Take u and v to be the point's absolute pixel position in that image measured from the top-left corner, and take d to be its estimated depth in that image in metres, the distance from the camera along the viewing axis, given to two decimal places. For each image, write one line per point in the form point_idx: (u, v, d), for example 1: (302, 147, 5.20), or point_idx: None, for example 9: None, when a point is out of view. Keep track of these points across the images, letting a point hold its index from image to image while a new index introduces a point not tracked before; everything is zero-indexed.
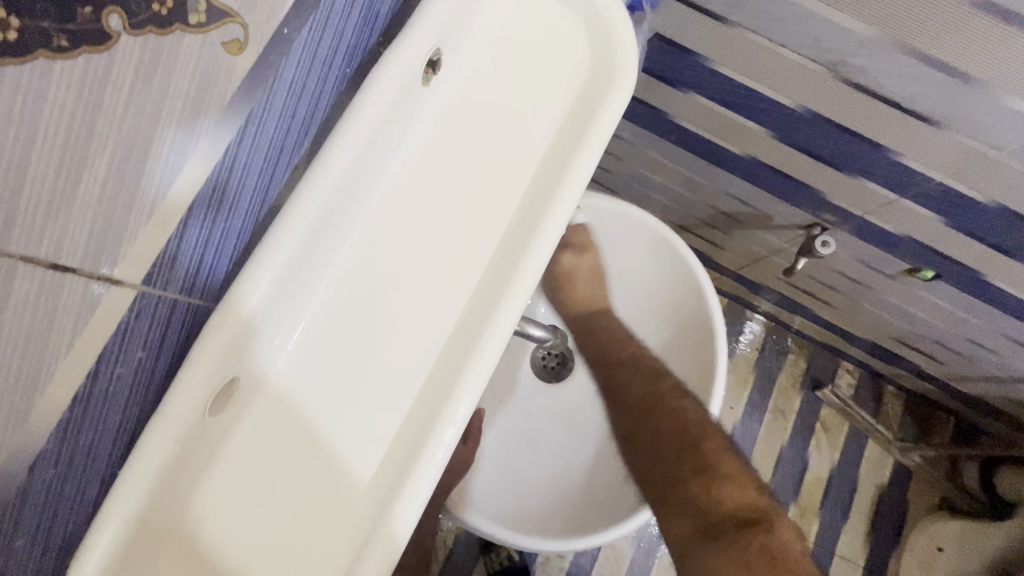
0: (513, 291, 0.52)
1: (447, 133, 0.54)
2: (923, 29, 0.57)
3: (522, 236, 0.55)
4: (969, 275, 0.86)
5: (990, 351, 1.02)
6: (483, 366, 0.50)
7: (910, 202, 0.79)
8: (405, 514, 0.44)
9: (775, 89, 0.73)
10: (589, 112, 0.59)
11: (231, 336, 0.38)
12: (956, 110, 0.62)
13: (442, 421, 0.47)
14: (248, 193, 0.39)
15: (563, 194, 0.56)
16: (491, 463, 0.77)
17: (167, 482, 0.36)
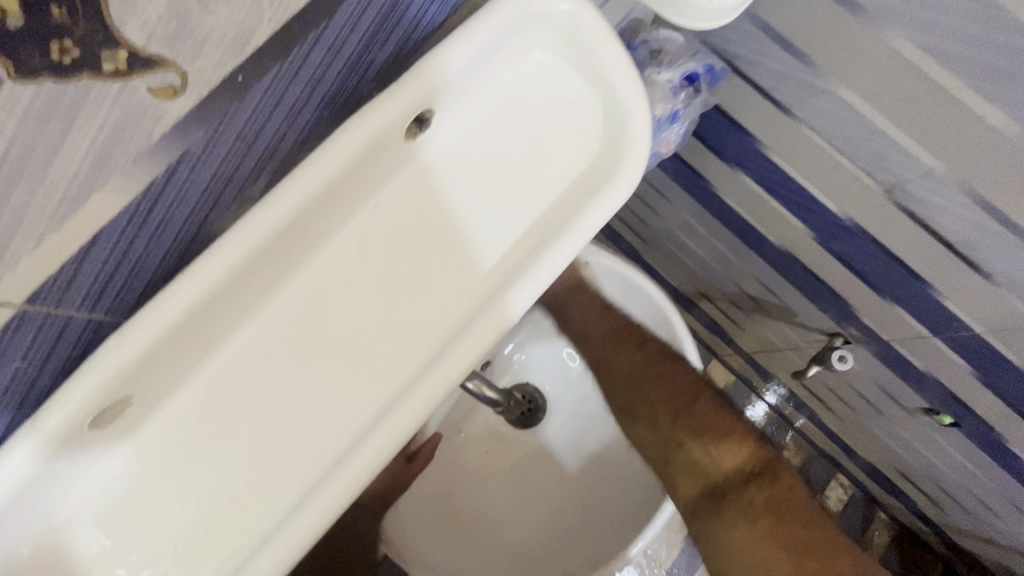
0: (420, 389, 0.42)
1: (425, 192, 0.48)
2: (990, 176, 0.52)
3: (613, 155, 0.49)
4: (990, 435, 0.80)
5: (994, 514, 0.94)
6: (401, 420, 0.41)
7: (941, 344, 0.73)
8: (281, 549, 0.38)
9: (826, 193, 0.69)
10: (588, 194, 0.48)
11: (117, 360, 0.36)
12: (1011, 269, 0.57)
13: (514, 293, 0.44)
14: (181, 217, 0.37)
15: (529, 283, 0.45)
16: (430, 501, 0.72)
17: (37, 476, 0.36)
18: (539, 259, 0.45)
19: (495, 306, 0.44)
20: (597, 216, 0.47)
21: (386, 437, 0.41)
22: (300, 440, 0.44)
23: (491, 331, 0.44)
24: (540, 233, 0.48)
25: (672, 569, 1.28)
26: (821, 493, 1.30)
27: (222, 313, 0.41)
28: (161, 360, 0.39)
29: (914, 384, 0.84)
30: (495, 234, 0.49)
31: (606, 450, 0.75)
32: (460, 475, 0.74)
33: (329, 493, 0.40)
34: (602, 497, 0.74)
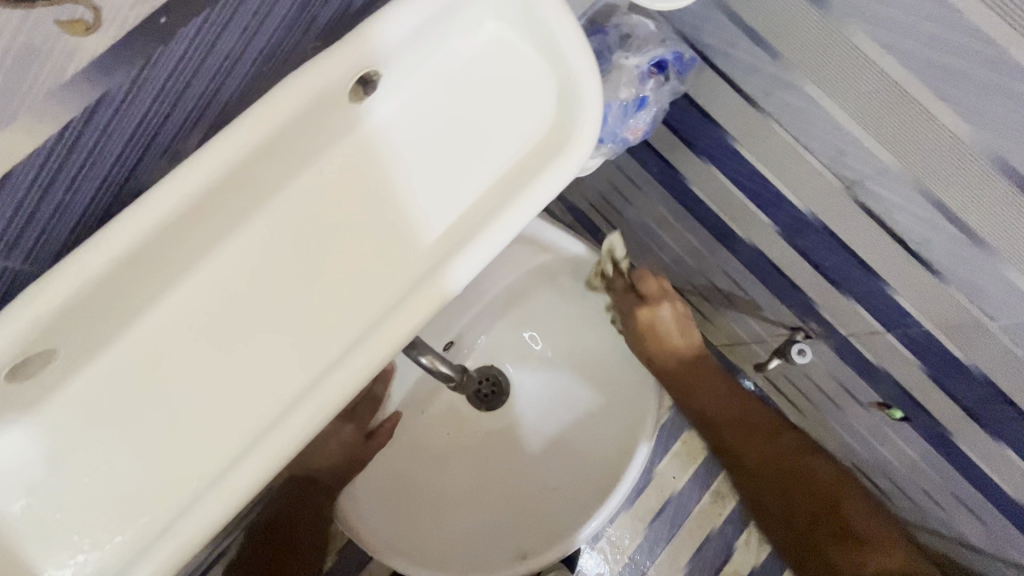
0: (355, 354, 0.42)
1: (371, 159, 0.48)
2: (939, 174, 0.53)
3: (565, 129, 0.49)
4: (935, 429, 0.83)
5: (939, 507, 0.99)
6: (339, 385, 0.41)
7: (895, 339, 0.76)
8: (215, 504, 0.39)
9: (790, 187, 0.70)
10: (532, 171, 0.48)
11: (42, 306, 0.36)
12: (957, 267, 0.59)
13: (458, 264, 0.44)
14: (106, 161, 0.38)
15: (466, 256, 0.45)
16: (389, 471, 0.71)
17: None
18: (484, 230, 0.46)
19: (436, 277, 0.44)
20: (546, 191, 0.47)
21: (324, 400, 0.41)
22: (241, 399, 0.45)
23: (432, 298, 0.44)
24: (488, 204, 0.48)
25: (634, 555, 1.31)
26: None
27: (155, 267, 0.41)
28: (95, 310, 0.40)
29: (869, 378, 0.87)
30: (445, 203, 0.49)
31: (565, 431, 0.77)
32: (422, 449, 0.74)
33: (265, 451, 0.40)
34: (558, 479, 0.75)
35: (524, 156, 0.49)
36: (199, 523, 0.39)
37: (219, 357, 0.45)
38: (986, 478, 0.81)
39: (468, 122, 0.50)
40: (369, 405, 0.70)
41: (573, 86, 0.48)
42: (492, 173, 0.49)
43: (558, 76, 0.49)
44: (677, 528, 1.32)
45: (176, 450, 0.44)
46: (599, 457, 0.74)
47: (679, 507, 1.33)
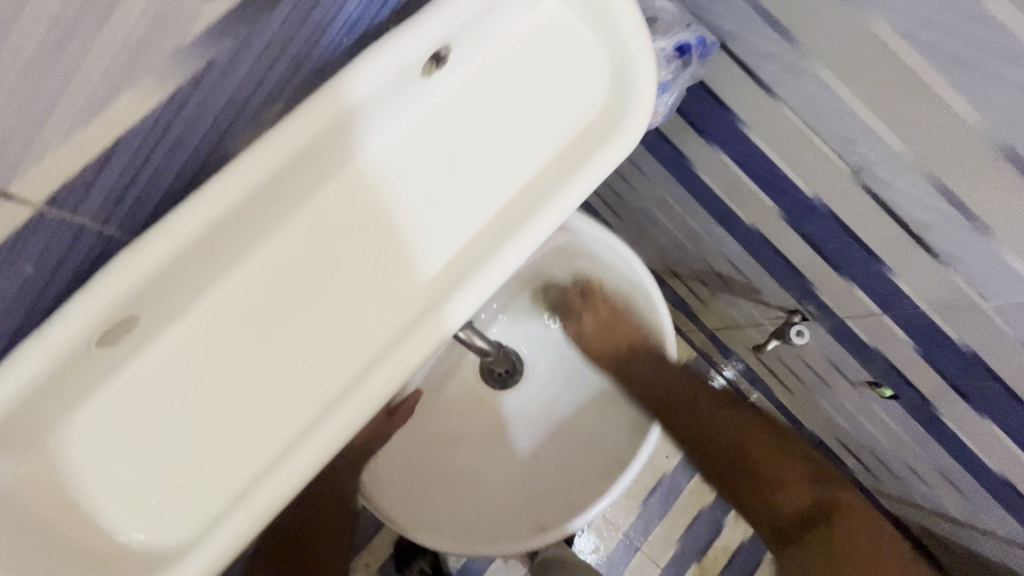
0: (414, 336, 0.47)
1: (435, 135, 0.54)
2: (946, 160, 0.56)
3: (570, 167, 0.52)
4: (923, 405, 0.87)
5: (921, 480, 1.05)
6: (402, 358, 0.46)
7: (892, 322, 0.79)
8: (289, 472, 0.43)
9: (798, 173, 0.72)
10: (585, 152, 0.53)
11: (132, 275, 0.41)
12: (956, 250, 0.62)
13: (465, 292, 0.48)
14: (194, 140, 0.43)
15: (493, 264, 0.49)
16: (408, 445, 0.73)
17: (61, 371, 0.41)
18: (487, 261, 0.49)
19: (458, 290, 0.48)
20: (544, 228, 0.50)
21: (388, 369, 0.46)
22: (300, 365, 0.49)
23: (454, 314, 0.47)
24: (490, 234, 0.52)
25: (629, 533, 1.35)
26: None
27: (222, 247, 0.46)
28: (177, 283, 0.45)
29: (862, 359, 0.92)
30: (449, 235, 0.53)
31: (579, 410, 0.79)
32: (439, 428, 0.77)
33: (335, 418, 0.44)
34: (567, 455, 0.76)
35: (528, 192, 0.53)
36: (272, 492, 0.42)
37: (285, 322, 0.50)
38: (970, 455, 0.86)
39: (523, 103, 0.55)
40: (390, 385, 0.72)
41: (630, 68, 0.53)
42: (496, 206, 0.53)
43: (613, 60, 0.54)
44: (670, 507, 1.37)
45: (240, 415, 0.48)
46: (608, 436, 0.76)
47: (672, 486, 1.38)
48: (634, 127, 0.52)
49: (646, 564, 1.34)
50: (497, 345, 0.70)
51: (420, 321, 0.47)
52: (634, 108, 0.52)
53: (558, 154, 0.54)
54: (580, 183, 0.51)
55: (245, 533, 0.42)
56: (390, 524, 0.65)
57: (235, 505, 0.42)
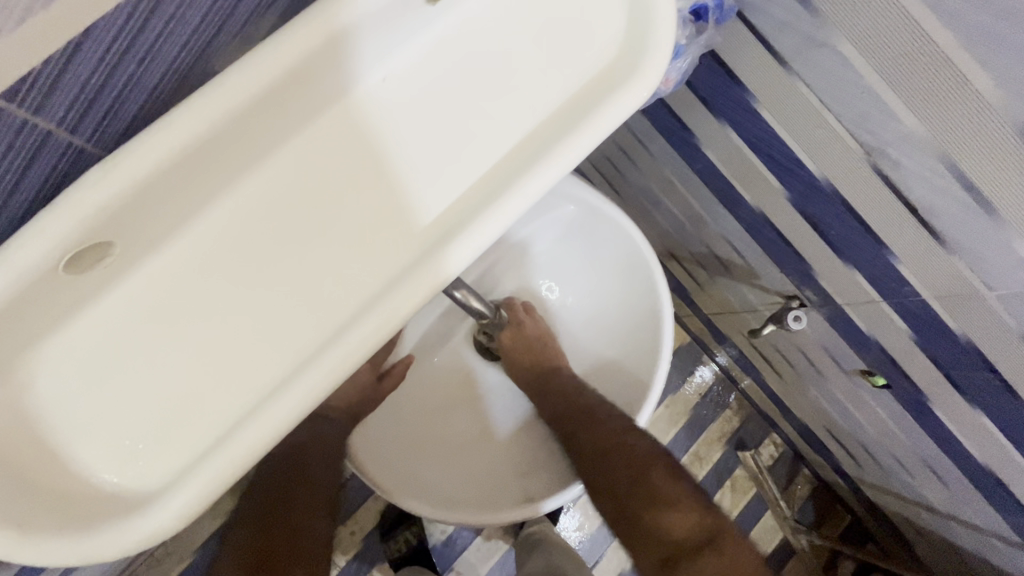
0: (414, 283, 0.45)
1: (438, 71, 0.52)
2: (962, 141, 0.54)
3: (579, 113, 0.50)
4: (915, 395, 0.87)
5: (905, 470, 1.06)
6: (392, 310, 0.44)
7: (891, 308, 0.78)
8: (268, 425, 0.41)
9: (806, 151, 0.71)
10: (599, 96, 0.50)
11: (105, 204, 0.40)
12: (965, 237, 0.60)
13: (464, 238, 0.46)
14: (169, 51, 0.43)
15: (498, 209, 0.47)
16: (391, 405, 0.73)
17: (35, 290, 0.41)
18: (490, 208, 0.47)
19: (456, 237, 0.46)
20: (552, 173, 0.48)
21: (375, 324, 0.44)
22: (292, 312, 0.48)
23: (453, 264, 0.46)
24: (492, 180, 0.50)
25: None
26: (755, 449, 1.48)
27: (200, 178, 0.45)
28: (154, 210, 0.44)
29: (856, 346, 0.91)
30: (449, 179, 0.51)
31: None
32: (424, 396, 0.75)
33: (319, 370, 0.43)
34: None
35: (536, 137, 0.51)
36: (252, 446, 0.41)
37: (273, 266, 0.49)
38: (958, 445, 0.87)
39: (532, 43, 0.52)
40: (383, 349, 0.71)
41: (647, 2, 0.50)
42: (499, 150, 0.51)
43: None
44: None
45: (229, 362, 0.47)
46: None
47: None
48: (648, 78, 0.50)
49: None
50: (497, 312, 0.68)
51: (418, 264, 0.46)
52: (650, 58, 0.50)
53: (569, 97, 0.52)
54: (589, 130, 0.49)
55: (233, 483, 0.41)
56: (371, 483, 0.64)
57: (214, 457, 0.41)
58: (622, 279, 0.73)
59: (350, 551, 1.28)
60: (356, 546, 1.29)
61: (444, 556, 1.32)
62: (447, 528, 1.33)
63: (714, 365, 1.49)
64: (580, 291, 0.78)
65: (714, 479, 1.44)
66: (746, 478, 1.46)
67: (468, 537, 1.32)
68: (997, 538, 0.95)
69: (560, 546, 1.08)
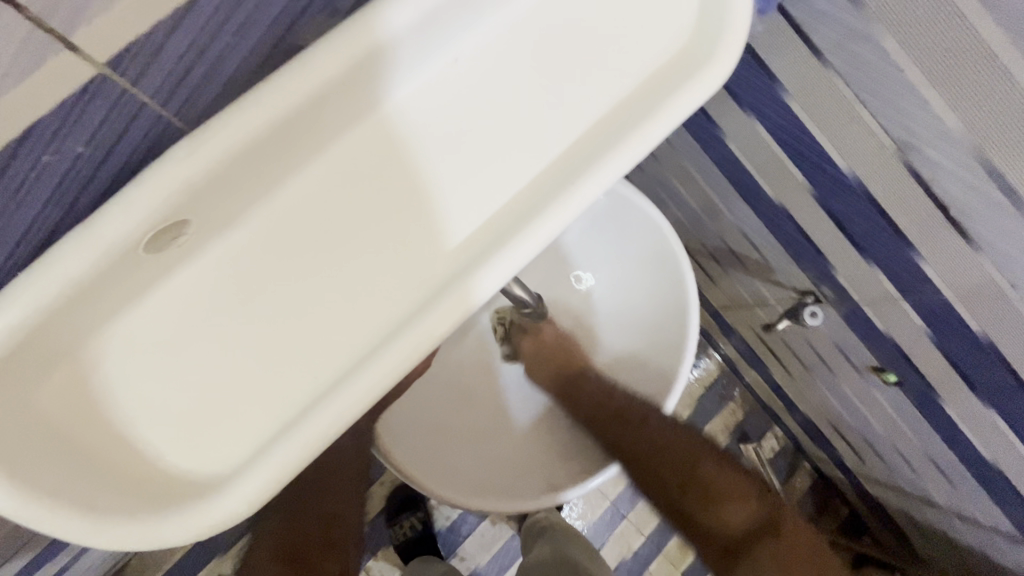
0: (488, 274, 0.46)
1: (504, 60, 0.53)
2: (1002, 141, 0.54)
3: (630, 121, 0.50)
4: (927, 394, 0.88)
5: (910, 466, 1.07)
6: (459, 299, 0.45)
7: (910, 307, 0.79)
8: None
9: (835, 147, 0.70)
10: (665, 90, 0.51)
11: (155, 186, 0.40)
12: (996, 237, 0.60)
13: (531, 230, 0.46)
14: (260, 27, 0.43)
15: (564, 201, 0.47)
16: (413, 392, 0.73)
17: (116, 263, 0.43)
18: (539, 215, 0.47)
19: (523, 228, 0.47)
20: (617, 166, 0.48)
21: (440, 314, 0.44)
22: (359, 297, 0.50)
23: (521, 256, 0.46)
24: (537, 191, 0.51)
25: (615, 501, 1.41)
26: (757, 442, 1.49)
27: (270, 162, 0.47)
28: (211, 193, 0.45)
29: (870, 344, 0.92)
30: (495, 191, 0.52)
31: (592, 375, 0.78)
32: (444, 382, 0.75)
33: None
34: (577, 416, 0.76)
35: (599, 129, 0.52)
36: None
37: (336, 252, 0.51)
38: (965, 444, 0.88)
39: (599, 34, 0.53)
40: None
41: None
42: (543, 161, 0.52)
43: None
44: None
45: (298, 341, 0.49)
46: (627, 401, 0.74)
47: None
48: (713, 72, 0.50)
49: (631, 532, 1.41)
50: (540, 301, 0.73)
51: (484, 256, 0.46)
52: (711, 57, 0.50)
53: (633, 91, 0.52)
54: (640, 136, 0.48)
55: (277, 472, 0.41)
56: (394, 467, 0.63)
57: None
58: (649, 271, 0.73)
59: None
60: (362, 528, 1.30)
61: (449, 541, 1.33)
62: (453, 513, 1.34)
63: (716, 355, 1.49)
64: (606, 282, 0.78)
65: None
66: (748, 470, 1.48)
67: (473, 523, 1.34)
68: (998, 535, 0.97)
69: (567, 533, 1.10)
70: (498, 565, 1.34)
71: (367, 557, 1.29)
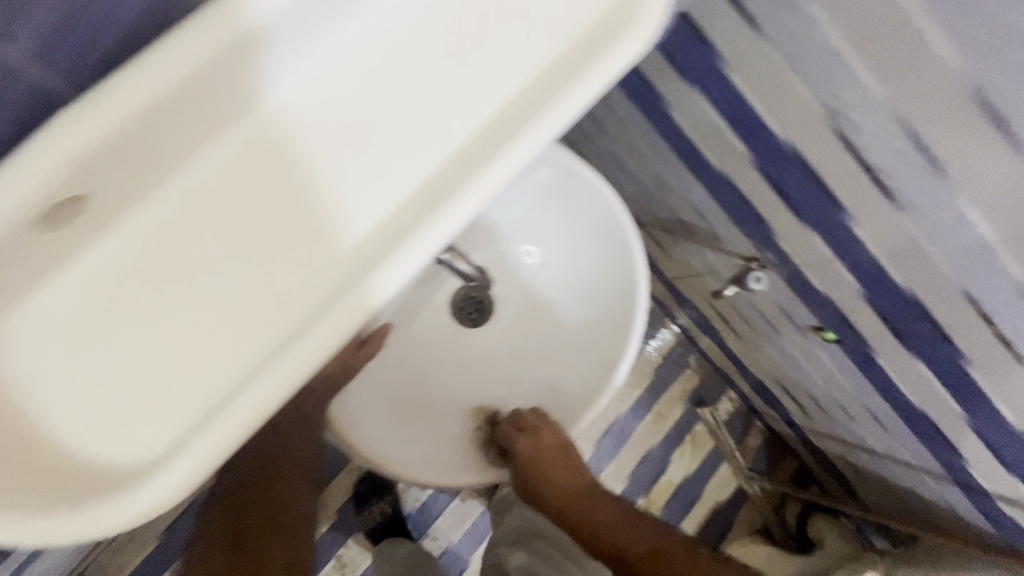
0: (404, 256, 0.49)
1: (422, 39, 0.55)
2: (920, 105, 0.57)
3: (533, 110, 0.52)
4: (862, 348, 0.94)
5: (850, 417, 1.15)
6: (371, 287, 0.48)
7: (843, 267, 0.83)
8: None
9: (772, 114, 0.73)
10: (579, 66, 0.53)
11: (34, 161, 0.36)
12: (916, 197, 0.64)
13: (446, 212, 0.50)
14: None
15: (479, 182, 0.51)
16: (367, 374, 0.71)
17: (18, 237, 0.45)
18: (443, 207, 0.50)
19: (438, 211, 0.50)
20: (533, 143, 0.51)
21: (350, 308, 0.47)
22: (282, 277, 0.53)
23: (435, 238, 0.50)
24: (442, 181, 0.53)
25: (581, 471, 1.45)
26: (713, 405, 1.56)
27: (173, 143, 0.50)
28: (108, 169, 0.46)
29: (811, 305, 0.97)
30: (398, 177, 0.54)
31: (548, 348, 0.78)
32: (398, 364, 0.73)
33: None
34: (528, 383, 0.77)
35: (516, 104, 0.54)
36: None
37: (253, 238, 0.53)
38: (897, 392, 0.95)
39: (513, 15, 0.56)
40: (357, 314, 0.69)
41: None
42: (447, 149, 0.54)
43: None
44: (620, 447, 1.47)
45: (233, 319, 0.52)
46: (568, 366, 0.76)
47: (624, 427, 1.49)
48: (627, 48, 0.52)
49: None
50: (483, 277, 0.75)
51: (400, 238, 0.50)
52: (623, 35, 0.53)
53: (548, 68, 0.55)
54: (541, 127, 0.51)
55: None
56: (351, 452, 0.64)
57: None
58: (597, 243, 0.74)
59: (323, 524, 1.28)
60: (330, 519, 1.29)
61: (419, 523, 1.34)
62: (422, 495, 1.35)
63: (675, 327, 1.54)
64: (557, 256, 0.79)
65: (676, 435, 1.52)
66: (705, 432, 1.55)
67: (443, 502, 1.35)
68: (926, 475, 1.06)
69: None
70: (469, 543, 1.36)
71: (337, 547, 1.28)
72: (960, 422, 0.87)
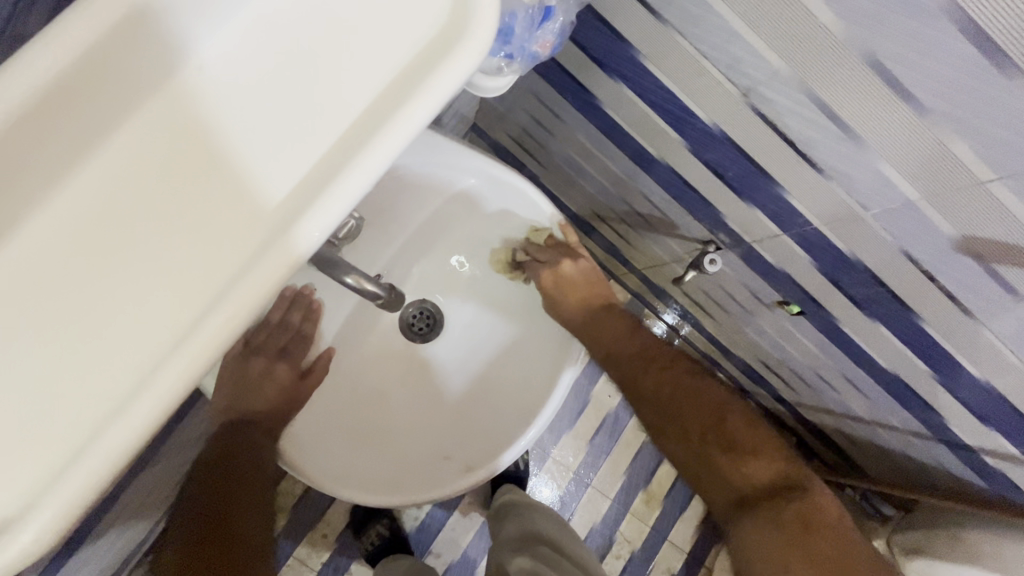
0: (305, 225, 0.37)
1: None
2: (822, 75, 0.57)
3: (453, 34, 0.41)
4: (827, 318, 0.94)
5: (832, 387, 1.15)
6: (268, 268, 0.36)
7: (792, 240, 0.84)
8: (105, 446, 0.33)
9: (694, 99, 0.73)
10: None
11: None
12: (838, 164, 0.65)
13: (352, 169, 0.38)
14: None
15: (393, 125, 0.38)
16: (321, 398, 0.71)
17: None
18: (345, 165, 0.38)
19: (341, 171, 0.38)
20: (456, 72, 0.39)
21: (239, 302, 0.36)
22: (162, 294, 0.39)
23: (342, 203, 0.37)
24: (353, 136, 0.40)
25: (578, 472, 1.45)
26: None
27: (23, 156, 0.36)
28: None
29: (771, 281, 0.97)
30: (312, 133, 0.42)
31: (504, 352, 0.79)
32: (357, 386, 0.74)
33: (169, 368, 0.35)
34: (488, 390, 0.78)
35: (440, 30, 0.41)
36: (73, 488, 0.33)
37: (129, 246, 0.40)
38: (867, 357, 0.95)
39: None
40: (302, 344, 0.68)
41: None
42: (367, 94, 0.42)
43: None
44: (614, 443, 1.47)
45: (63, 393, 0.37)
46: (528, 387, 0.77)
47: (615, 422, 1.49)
48: None
49: (597, 497, 1.45)
50: (395, 292, 0.70)
51: (303, 207, 0.38)
52: None
53: None
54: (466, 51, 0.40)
55: None
56: (309, 481, 0.65)
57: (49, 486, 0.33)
58: None
59: (324, 553, 1.28)
60: (330, 547, 1.29)
61: (421, 541, 1.34)
62: (420, 513, 1.35)
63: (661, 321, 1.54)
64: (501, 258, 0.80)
65: None
66: None
67: (440, 518, 1.35)
68: (913, 436, 1.05)
69: (529, 509, 1.10)
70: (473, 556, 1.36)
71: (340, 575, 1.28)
72: (930, 380, 0.86)
